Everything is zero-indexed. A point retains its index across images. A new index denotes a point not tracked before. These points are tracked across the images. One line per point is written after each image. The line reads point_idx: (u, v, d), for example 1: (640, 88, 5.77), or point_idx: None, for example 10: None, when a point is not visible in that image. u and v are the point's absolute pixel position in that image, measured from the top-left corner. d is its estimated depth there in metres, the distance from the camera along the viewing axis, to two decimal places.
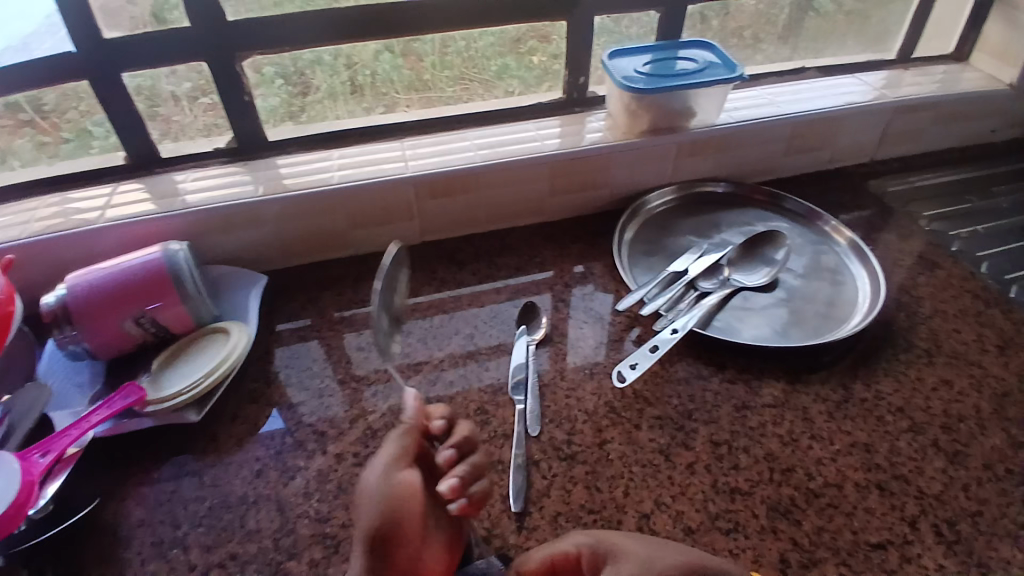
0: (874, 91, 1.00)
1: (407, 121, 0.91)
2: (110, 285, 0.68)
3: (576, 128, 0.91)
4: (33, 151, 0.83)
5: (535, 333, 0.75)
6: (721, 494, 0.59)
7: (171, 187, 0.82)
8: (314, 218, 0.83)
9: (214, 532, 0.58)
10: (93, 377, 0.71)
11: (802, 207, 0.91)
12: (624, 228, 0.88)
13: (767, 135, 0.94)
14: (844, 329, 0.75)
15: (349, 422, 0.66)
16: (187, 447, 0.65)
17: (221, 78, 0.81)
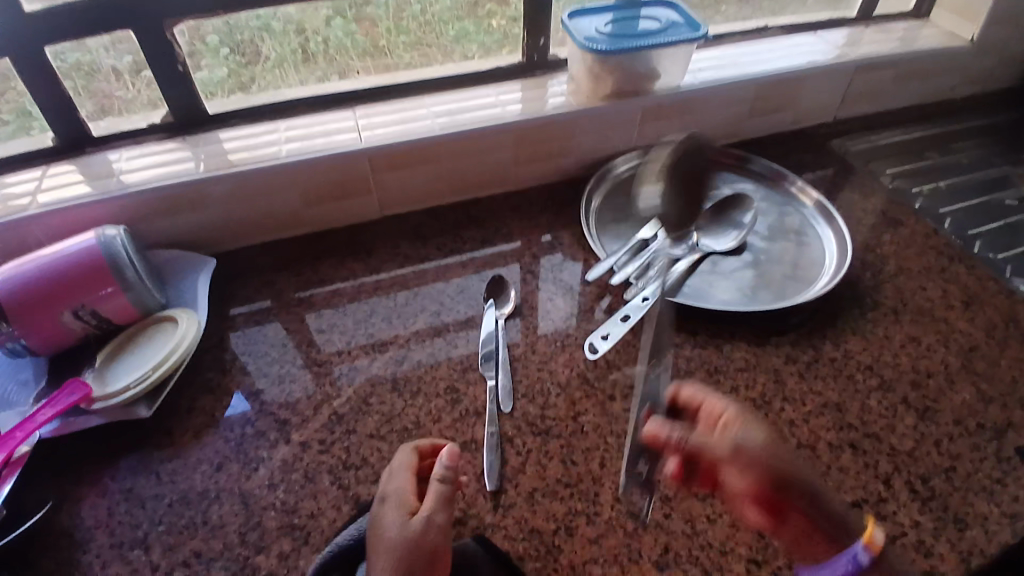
0: (835, 50, 0.99)
1: (361, 88, 0.86)
2: (41, 277, 0.63)
3: (539, 92, 0.88)
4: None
5: (504, 307, 0.73)
6: None
7: (106, 167, 0.76)
8: (266, 196, 0.78)
9: (175, 530, 0.55)
10: (37, 373, 0.66)
11: (767, 168, 0.90)
12: (591, 195, 0.86)
13: (732, 96, 0.93)
14: (810, 291, 0.75)
15: (314, 408, 0.64)
16: (141, 443, 0.61)
17: (153, 48, 0.74)
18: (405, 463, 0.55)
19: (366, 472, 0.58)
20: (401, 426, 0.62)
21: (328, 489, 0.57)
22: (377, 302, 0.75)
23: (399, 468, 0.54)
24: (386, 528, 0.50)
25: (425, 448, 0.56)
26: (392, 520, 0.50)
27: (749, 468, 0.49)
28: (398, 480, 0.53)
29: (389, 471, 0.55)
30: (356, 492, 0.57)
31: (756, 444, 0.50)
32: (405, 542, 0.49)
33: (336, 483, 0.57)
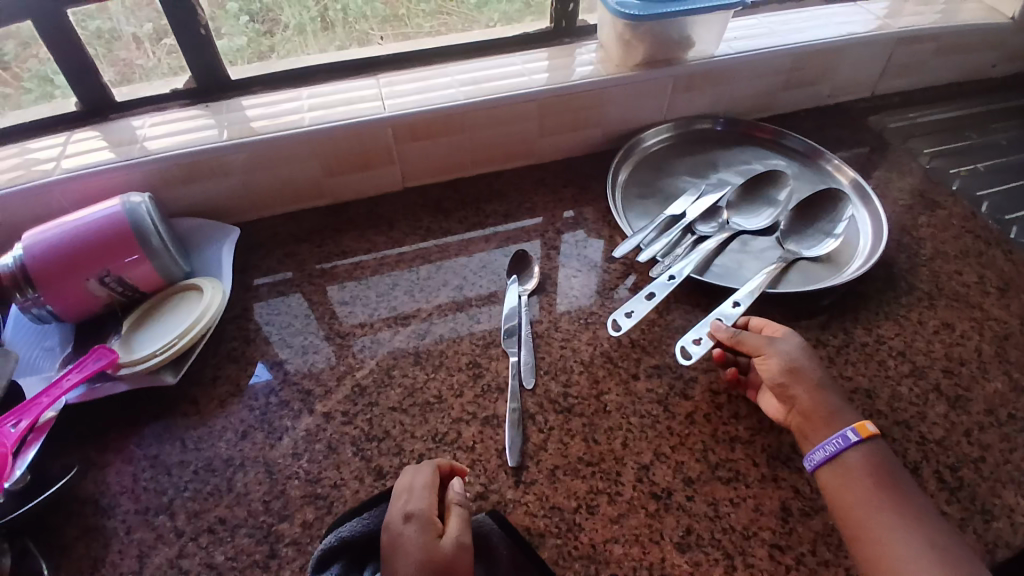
0: (877, 20, 0.94)
1: (382, 54, 0.84)
2: (68, 240, 0.63)
3: (566, 61, 0.85)
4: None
5: (527, 283, 0.72)
6: (721, 443, 0.58)
7: (128, 133, 0.76)
8: (287, 165, 0.77)
9: (201, 497, 0.56)
10: (63, 340, 0.67)
11: (803, 144, 0.87)
12: (617, 169, 0.84)
13: (767, 67, 0.89)
14: (844, 273, 0.73)
15: (337, 379, 0.64)
16: (166, 410, 0.62)
17: (173, 13, 0.72)
18: (422, 481, 0.51)
19: (388, 444, 0.58)
20: (423, 399, 0.62)
21: (351, 460, 0.57)
22: (399, 275, 0.75)
23: (417, 487, 0.51)
24: (413, 551, 0.46)
25: (444, 467, 0.53)
26: (418, 545, 0.47)
27: (775, 356, 0.57)
28: (419, 500, 0.50)
29: (406, 491, 0.51)
30: (378, 463, 0.57)
31: (796, 354, 0.58)
32: (432, 565, 0.46)
33: (358, 454, 0.58)
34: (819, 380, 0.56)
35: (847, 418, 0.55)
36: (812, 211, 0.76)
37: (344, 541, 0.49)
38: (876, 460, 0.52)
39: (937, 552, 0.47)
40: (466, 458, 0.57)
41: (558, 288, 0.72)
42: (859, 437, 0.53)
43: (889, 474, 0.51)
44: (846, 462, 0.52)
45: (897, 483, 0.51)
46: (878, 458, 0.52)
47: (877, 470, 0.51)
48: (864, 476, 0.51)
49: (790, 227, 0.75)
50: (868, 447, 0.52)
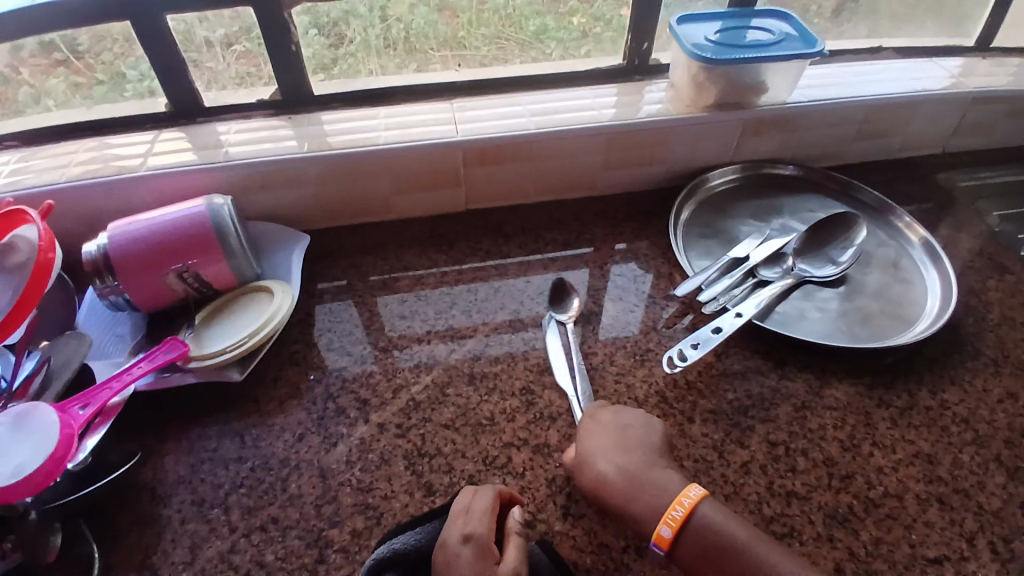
0: (952, 77, 0.93)
1: (457, 80, 0.87)
2: (151, 236, 0.66)
3: (634, 98, 0.86)
4: (66, 91, 0.80)
5: (566, 312, 0.72)
6: (777, 497, 0.57)
7: (213, 137, 0.80)
8: (359, 180, 0.80)
9: (255, 495, 0.57)
10: (134, 330, 0.70)
11: (875, 198, 0.86)
12: (679, 208, 0.84)
13: (838, 118, 0.88)
14: (909, 333, 0.71)
15: (392, 391, 0.65)
16: (228, 406, 0.64)
17: (266, 27, 0.76)
18: (487, 507, 0.51)
19: (438, 461, 0.59)
20: (475, 421, 0.62)
21: (402, 473, 0.58)
22: (459, 293, 0.76)
23: (478, 510, 0.51)
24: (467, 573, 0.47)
25: (504, 494, 0.53)
26: (473, 568, 0.48)
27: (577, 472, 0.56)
28: (478, 524, 0.50)
29: (464, 513, 0.51)
30: (428, 480, 0.58)
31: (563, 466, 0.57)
32: None
33: (409, 468, 0.58)
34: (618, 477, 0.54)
35: (662, 500, 0.52)
36: (823, 238, 0.77)
37: (394, 554, 0.50)
38: (703, 547, 0.49)
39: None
40: (515, 485, 0.57)
41: (610, 319, 0.72)
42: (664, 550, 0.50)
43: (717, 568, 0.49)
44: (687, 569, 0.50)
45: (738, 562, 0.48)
46: (704, 544, 0.49)
47: (705, 555, 0.49)
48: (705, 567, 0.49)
49: (802, 249, 0.76)
50: (688, 536, 0.50)
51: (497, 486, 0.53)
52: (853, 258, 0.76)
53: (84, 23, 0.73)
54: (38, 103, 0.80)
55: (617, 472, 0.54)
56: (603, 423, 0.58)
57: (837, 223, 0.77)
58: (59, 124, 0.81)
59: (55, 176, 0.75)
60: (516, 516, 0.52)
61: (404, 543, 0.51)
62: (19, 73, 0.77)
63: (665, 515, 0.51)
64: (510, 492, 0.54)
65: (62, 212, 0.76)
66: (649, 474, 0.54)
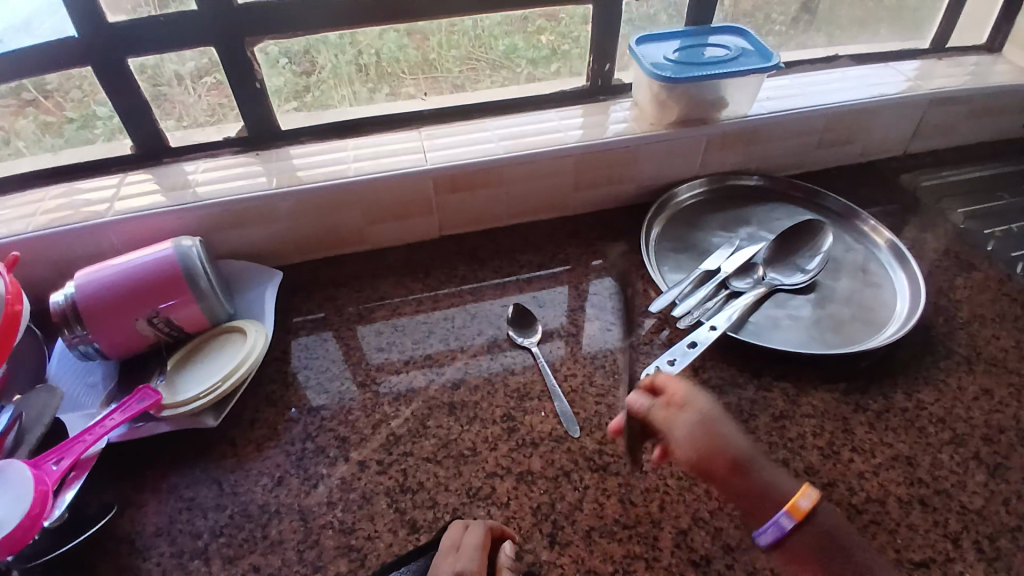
0: (907, 82, 0.96)
1: (426, 109, 0.88)
2: (122, 282, 0.65)
3: (600, 118, 0.87)
4: (38, 130, 0.78)
5: (531, 335, 0.72)
6: None
7: (182, 178, 0.79)
8: (331, 213, 0.80)
9: (235, 543, 0.56)
10: (106, 377, 0.68)
11: (839, 204, 0.88)
12: (651, 224, 0.85)
13: (799, 128, 0.91)
14: (881, 336, 0.72)
15: (372, 427, 0.64)
16: (203, 453, 0.63)
17: (231, 65, 0.76)
18: (479, 541, 0.51)
19: (422, 496, 0.58)
20: (457, 451, 0.61)
21: (385, 512, 0.57)
22: (436, 321, 0.76)
23: (470, 545, 0.51)
24: None
25: (494, 529, 0.53)
26: None
27: (689, 445, 0.54)
28: (469, 560, 0.50)
29: (453, 549, 0.51)
30: (412, 516, 0.57)
31: (681, 427, 0.54)
32: None
33: (393, 506, 0.58)
34: (737, 460, 0.53)
35: (788, 480, 0.53)
36: (791, 246, 0.79)
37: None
38: (819, 538, 0.50)
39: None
40: (500, 515, 0.57)
41: (590, 338, 0.72)
42: (793, 521, 0.50)
43: (837, 549, 0.49)
44: (792, 549, 0.50)
45: (847, 554, 0.49)
46: (820, 535, 0.50)
47: (817, 541, 0.49)
48: (816, 553, 0.49)
49: (771, 259, 0.78)
50: (810, 526, 0.50)
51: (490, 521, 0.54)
52: (821, 265, 0.77)
53: (46, 69, 0.72)
54: (9, 145, 0.79)
55: (735, 453, 0.53)
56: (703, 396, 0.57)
57: (805, 232, 0.79)
58: (21, 171, 0.79)
59: (20, 224, 0.74)
60: (509, 551, 0.52)
61: None
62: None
63: (804, 489, 0.51)
64: (500, 527, 0.54)
65: (28, 261, 0.74)
66: (761, 458, 0.54)
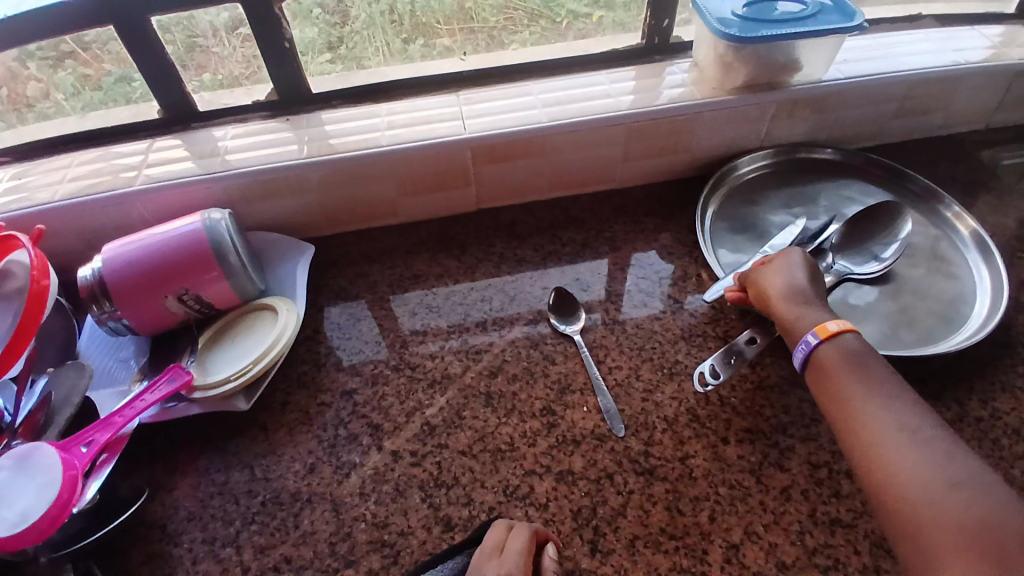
0: (993, 48, 0.84)
1: (464, 70, 0.81)
2: (146, 256, 0.63)
3: (654, 81, 0.79)
4: (77, 84, 0.75)
5: (574, 323, 0.68)
6: (820, 525, 0.53)
7: (210, 144, 0.75)
8: (364, 185, 0.75)
9: (268, 532, 0.55)
10: (138, 353, 0.67)
11: (921, 185, 0.79)
12: (706, 202, 0.78)
13: (875, 96, 0.81)
14: (957, 338, 0.66)
15: (406, 415, 0.61)
16: (235, 436, 0.61)
17: (259, 24, 0.71)
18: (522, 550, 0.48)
19: (457, 492, 0.56)
20: (494, 446, 0.58)
21: (419, 507, 0.55)
22: (472, 303, 0.72)
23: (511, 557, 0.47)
24: None
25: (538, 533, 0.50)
26: None
27: (763, 278, 0.62)
28: (513, 564, 0.47)
29: (497, 552, 0.48)
30: (446, 513, 0.55)
31: (755, 276, 0.63)
32: None
33: (426, 501, 0.55)
34: (798, 290, 0.59)
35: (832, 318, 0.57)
36: (863, 231, 0.71)
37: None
38: (844, 354, 0.53)
39: (912, 434, 0.47)
40: (539, 517, 0.54)
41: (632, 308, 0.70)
42: (819, 338, 0.54)
43: (863, 366, 0.52)
44: (817, 364, 0.54)
45: (873, 375, 0.51)
46: (847, 350, 0.53)
47: (841, 356, 0.53)
48: (838, 370, 0.52)
49: (842, 244, 0.71)
50: (837, 343, 0.54)
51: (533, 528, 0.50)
52: (898, 253, 0.69)
53: (76, 28, 0.68)
54: (47, 98, 0.76)
55: (801, 285, 0.60)
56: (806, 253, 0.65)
57: (880, 214, 0.71)
58: (52, 136, 0.77)
59: (50, 191, 0.72)
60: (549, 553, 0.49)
61: None
62: (26, 67, 0.73)
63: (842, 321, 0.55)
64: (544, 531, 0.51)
65: (60, 230, 0.73)
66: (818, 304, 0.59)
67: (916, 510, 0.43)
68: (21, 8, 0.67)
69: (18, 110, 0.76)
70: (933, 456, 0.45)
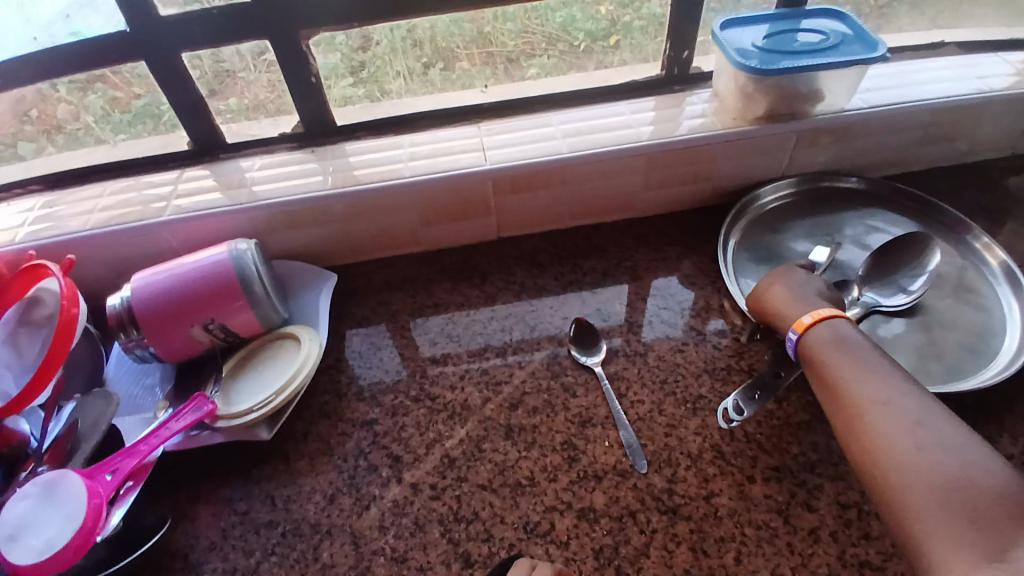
0: (1019, 74, 0.83)
1: (485, 101, 0.82)
2: (175, 286, 0.64)
3: (673, 111, 0.80)
4: (106, 106, 0.77)
5: (595, 355, 0.67)
6: (850, 569, 0.51)
7: (238, 175, 0.77)
8: (386, 215, 0.76)
9: (287, 564, 0.55)
10: (163, 380, 0.68)
11: (948, 214, 0.77)
12: (728, 232, 0.77)
13: (900, 124, 0.80)
14: (987, 372, 0.64)
15: (426, 446, 0.61)
16: (256, 466, 0.62)
17: (286, 58, 0.73)
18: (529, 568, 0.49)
19: (476, 527, 0.55)
20: (514, 480, 0.58)
21: (438, 542, 0.55)
22: (493, 331, 0.72)
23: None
24: None
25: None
26: None
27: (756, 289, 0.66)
28: None
29: None
30: (465, 549, 0.54)
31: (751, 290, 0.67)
32: None
33: (446, 536, 0.55)
34: (790, 292, 0.63)
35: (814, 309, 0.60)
36: (891, 261, 0.70)
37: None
38: (822, 341, 0.57)
39: (889, 403, 0.50)
40: (560, 556, 0.53)
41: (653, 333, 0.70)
42: (799, 333, 0.59)
43: (842, 348, 0.55)
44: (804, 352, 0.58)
45: (852, 355, 0.54)
46: (825, 337, 0.57)
47: (832, 348, 0.56)
48: (822, 355, 0.56)
49: (867, 276, 0.70)
50: (814, 333, 0.58)
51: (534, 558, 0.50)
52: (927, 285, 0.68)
53: (108, 60, 0.71)
54: (77, 120, 0.78)
55: (798, 289, 0.64)
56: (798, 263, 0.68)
57: (907, 244, 0.70)
58: (87, 166, 0.80)
59: (84, 220, 0.74)
60: None
61: None
62: (58, 91, 0.75)
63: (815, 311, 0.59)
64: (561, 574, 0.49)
65: (90, 258, 0.75)
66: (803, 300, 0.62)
67: (894, 471, 0.46)
68: (57, 38, 0.70)
69: (49, 133, 0.79)
70: (904, 421, 0.48)
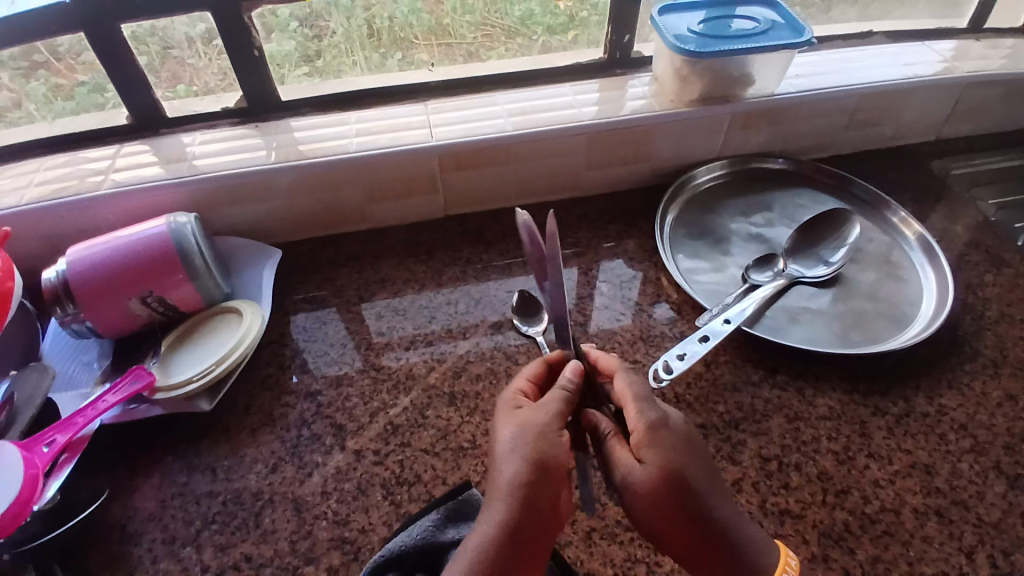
0: (943, 62, 0.89)
1: (432, 80, 0.83)
2: (110, 260, 0.63)
3: (616, 93, 0.83)
4: (48, 94, 0.76)
5: (537, 325, 0.69)
6: (769, 516, 0.56)
7: (178, 150, 0.76)
8: (333, 190, 0.77)
9: (228, 531, 0.55)
10: (101, 355, 0.67)
11: (868, 192, 0.83)
12: (666, 209, 0.81)
13: (830, 107, 0.85)
14: (901, 337, 0.69)
15: (370, 415, 0.62)
16: (196, 438, 0.61)
17: (228, 32, 0.72)
18: (515, 448, 0.48)
19: (418, 489, 0.57)
20: (456, 444, 0.60)
21: (380, 504, 0.56)
22: (438, 303, 0.73)
23: (500, 485, 0.47)
24: (507, 447, 0.48)
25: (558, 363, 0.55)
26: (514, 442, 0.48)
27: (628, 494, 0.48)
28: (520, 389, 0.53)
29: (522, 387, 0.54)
30: (407, 510, 0.55)
31: (624, 487, 0.48)
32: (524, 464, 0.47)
33: (388, 498, 0.56)
34: (691, 522, 0.46)
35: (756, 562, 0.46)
36: (814, 237, 0.75)
37: (395, 555, 0.49)
38: None
39: None
40: None
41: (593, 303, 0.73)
42: None
43: None
44: None
45: None
46: None
47: None
48: None
49: (791, 249, 0.75)
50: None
51: (514, 388, 0.54)
52: (845, 258, 0.73)
53: (48, 34, 0.69)
54: (19, 107, 0.77)
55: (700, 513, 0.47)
56: (666, 437, 0.48)
57: (826, 219, 0.76)
58: (18, 141, 0.77)
59: (16, 195, 0.72)
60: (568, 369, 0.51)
61: (402, 542, 0.49)
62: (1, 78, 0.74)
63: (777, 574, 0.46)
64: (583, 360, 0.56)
65: (20, 235, 0.72)
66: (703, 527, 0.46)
67: None
68: None
69: None
70: None
